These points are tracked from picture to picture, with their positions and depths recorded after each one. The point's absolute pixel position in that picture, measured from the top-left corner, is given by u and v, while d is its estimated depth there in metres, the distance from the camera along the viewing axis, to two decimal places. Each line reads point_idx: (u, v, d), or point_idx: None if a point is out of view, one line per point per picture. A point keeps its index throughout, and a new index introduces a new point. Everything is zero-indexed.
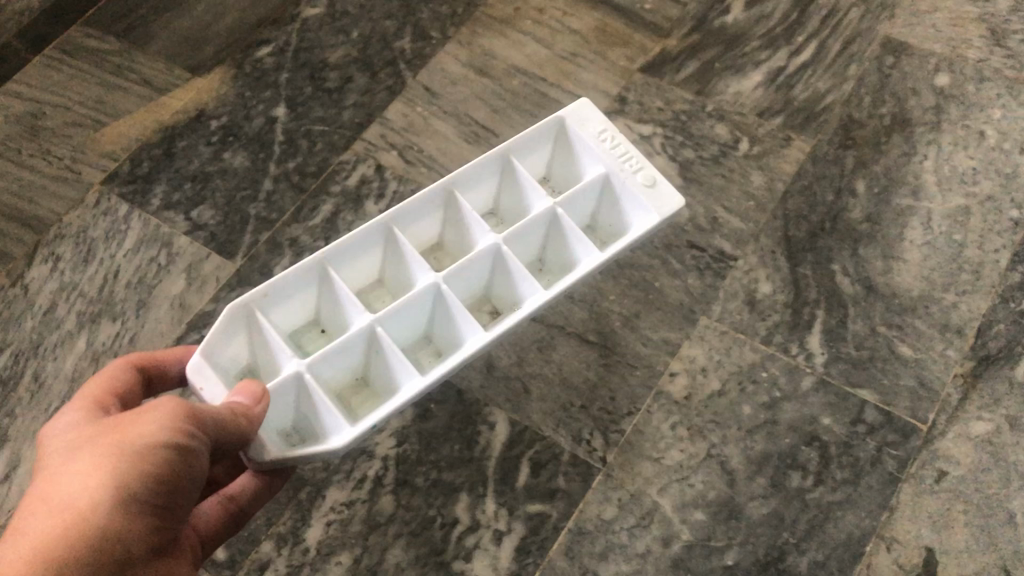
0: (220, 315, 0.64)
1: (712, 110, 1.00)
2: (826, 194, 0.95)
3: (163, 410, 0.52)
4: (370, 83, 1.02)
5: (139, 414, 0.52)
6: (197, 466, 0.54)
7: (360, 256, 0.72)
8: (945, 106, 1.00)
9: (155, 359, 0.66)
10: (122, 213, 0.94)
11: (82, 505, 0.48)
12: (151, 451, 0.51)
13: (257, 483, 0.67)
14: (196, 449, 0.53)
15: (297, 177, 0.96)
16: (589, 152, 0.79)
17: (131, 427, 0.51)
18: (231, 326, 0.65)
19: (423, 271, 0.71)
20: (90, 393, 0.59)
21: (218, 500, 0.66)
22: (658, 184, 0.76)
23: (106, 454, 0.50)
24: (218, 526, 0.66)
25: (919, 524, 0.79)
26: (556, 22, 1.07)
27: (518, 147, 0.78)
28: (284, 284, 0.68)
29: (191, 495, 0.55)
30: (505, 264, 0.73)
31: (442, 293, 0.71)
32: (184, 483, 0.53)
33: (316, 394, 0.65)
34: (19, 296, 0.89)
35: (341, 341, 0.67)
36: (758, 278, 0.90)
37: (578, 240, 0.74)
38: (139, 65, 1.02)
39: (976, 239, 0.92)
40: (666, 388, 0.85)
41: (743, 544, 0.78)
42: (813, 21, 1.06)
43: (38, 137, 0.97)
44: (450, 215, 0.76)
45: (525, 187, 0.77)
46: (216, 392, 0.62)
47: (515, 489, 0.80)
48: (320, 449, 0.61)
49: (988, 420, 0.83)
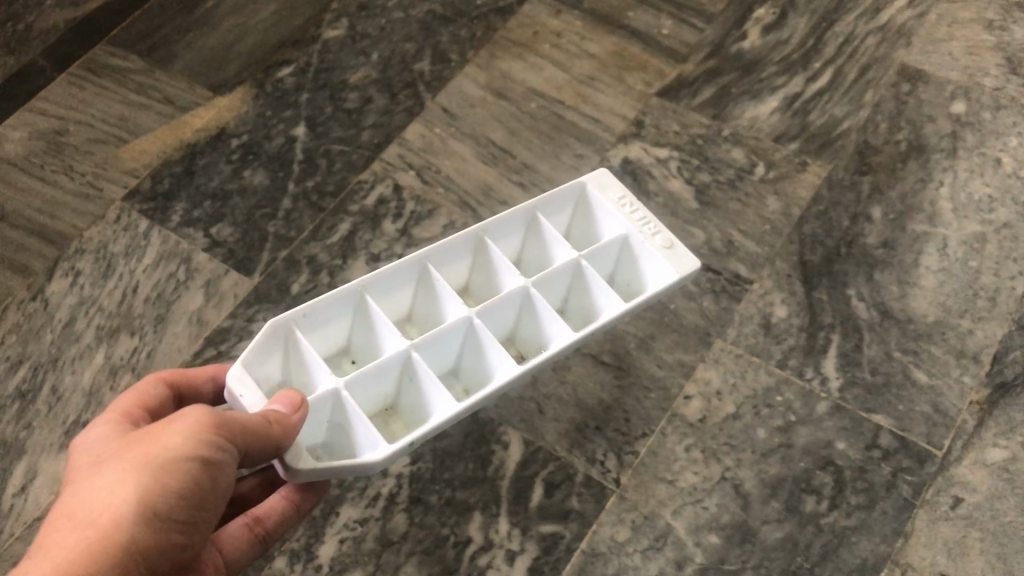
0: (260, 331, 0.65)
1: (728, 134, 1.01)
2: (841, 219, 0.95)
3: (187, 422, 0.52)
4: (390, 104, 1.04)
5: (164, 425, 0.53)
6: (225, 480, 0.54)
7: (392, 291, 0.73)
8: (962, 133, 1.01)
9: (186, 377, 0.66)
10: (143, 228, 0.94)
11: (105, 522, 0.49)
12: (175, 466, 0.51)
13: (284, 505, 0.67)
14: (224, 462, 0.53)
15: (316, 195, 0.97)
16: (611, 215, 0.80)
17: (157, 439, 0.52)
18: (270, 343, 0.66)
19: (456, 305, 0.72)
20: (120, 407, 0.59)
21: (245, 522, 0.65)
22: (678, 244, 0.78)
23: (131, 468, 0.51)
24: (243, 549, 0.64)
25: (934, 551, 0.78)
26: (574, 46, 1.08)
27: (545, 206, 0.80)
28: (323, 307, 0.69)
29: (217, 509, 0.55)
30: (533, 306, 0.74)
31: (475, 327, 0.72)
32: (209, 497, 0.53)
33: (352, 413, 0.65)
34: (38, 310, 0.89)
35: (378, 364, 0.68)
36: (773, 302, 0.90)
37: (602, 290, 0.75)
38: (163, 84, 1.03)
39: (992, 266, 0.92)
40: (680, 411, 0.85)
41: (757, 568, 0.78)
42: (829, 47, 1.07)
43: (60, 152, 0.98)
44: (477, 260, 0.77)
45: (551, 241, 0.79)
46: (255, 400, 0.61)
47: (529, 509, 0.80)
48: (361, 462, 0.61)
49: (1004, 448, 0.82)
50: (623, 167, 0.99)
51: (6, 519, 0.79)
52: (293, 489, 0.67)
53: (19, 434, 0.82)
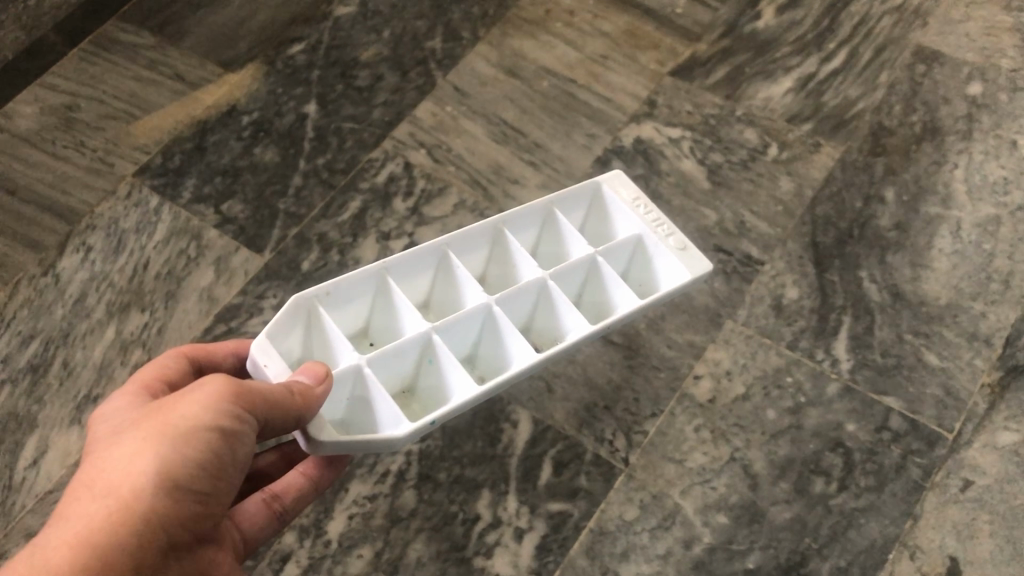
0: (284, 306, 0.65)
1: (741, 114, 1.01)
2: (854, 201, 0.94)
3: (205, 391, 0.53)
4: (401, 82, 1.03)
5: (182, 395, 0.53)
6: (244, 450, 0.54)
7: (411, 277, 0.73)
8: (977, 115, 1.00)
9: (207, 351, 0.66)
10: (154, 204, 0.94)
11: (124, 492, 0.49)
12: (193, 436, 0.51)
13: (303, 483, 0.67)
14: (242, 432, 0.53)
15: (326, 172, 0.97)
16: (624, 215, 0.80)
17: (176, 408, 0.52)
18: (293, 320, 0.66)
19: (475, 291, 0.72)
20: (139, 378, 0.60)
21: (262, 498, 0.65)
22: (692, 245, 0.77)
23: (150, 437, 0.51)
24: (261, 524, 0.65)
25: (943, 533, 0.78)
26: (587, 25, 1.07)
27: (562, 202, 0.80)
28: (346, 286, 0.69)
29: (237, 478, 0.55)
30: (550, 298, 0.74)
31: (494, 313, 0.72)
32: (228, 468, 0.53)
33: (374, 389, 0.65)
34: (50, 285, 0.89)
35: (400, 344, 0.68)
36: (785, 283, 0.90)
37: (617, 286, 0.75)
38: (174, 61, 1.03)
39: (1006, 249, 0.91)
40: (690, 391, 0.85)
41: (765, 548, 0.78)
42: (844, 28, 1.06)
43: (72, 128, 0.98)
44: (494, 251, 0.77)
45: (567, 236, 0.78)
46: (279, 370, 0.61)
47: (537, 488, 0.80)
48: (384, 436, 0.61)
49: (1015, 431, 0.82)
50: (635, 147, 0.98)
51: (17, 492, 0.79)
52: (312, 465, 0.67)
53: (31, 407, 0.83)
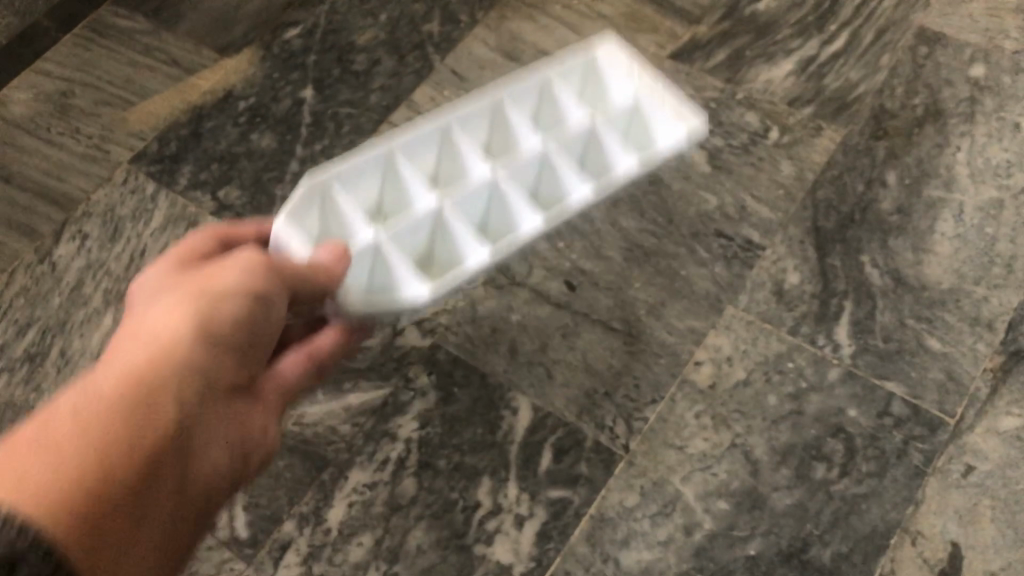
0: (300, 184, 0.71)
1: (742, 97, 1.00)
2: (856, 184, 0.94)
3: (237, 264, 0.54)
4: (398, 66, 1.02)
5: (212, 268, 0.54)
6: (273, 319, 0.55)
7: (417, 155, 0.78)
8: (980, 98, 0.99)
9: (234, 231, 0.64)
10: (150, 191, 0.94)
11: (169, 337, 0.48)
12: (228, 295, 0.52)
13: (336, 340, 0.65)
14: (273, 300, 0.55)
15: (324, 159, 0.96)
16: (620, 80, 0.83)
17: (212, 276, 0.53)
18: (309, 201, 0.71)
19: (477, 163, 0.77)
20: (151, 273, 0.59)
21: (300, 353, 0.62)
22: (686, 103, 0.80)
23: (189, 295, 0.51)
24: (299, 374, 0.61)
25: (944, 519, 0.78)
26: (586, 7, 1.06)
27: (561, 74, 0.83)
28: (354, 168, 0.74)
29: (264, 352, 0.55)
30: (549, 164, 0.78)
31: (496, 184, 0.77)
32: (261, 331, 0.54)
33: (393, 259, 0.72)
34: (46, 274, 0.89)
35: (410, 220, 0.74)
36: (786, 268, 0.89)
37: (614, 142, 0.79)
38: (169, 46, 1.02)
39: (1008, 233, 0.91)
40: (691, 376, 0.84)
41: (766, 534, 0.78)
42: (847, 9, 1.04)
43: (66, 114, 0.97)
44: (497, 119, 0.80)
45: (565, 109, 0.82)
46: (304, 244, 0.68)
47: (538, 475, 0.80)
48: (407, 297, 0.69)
49: (1017, 416, 0.82)
50: None
51: None
52: (341, 331, 0.66)
53: (29, 397, 0.83)
